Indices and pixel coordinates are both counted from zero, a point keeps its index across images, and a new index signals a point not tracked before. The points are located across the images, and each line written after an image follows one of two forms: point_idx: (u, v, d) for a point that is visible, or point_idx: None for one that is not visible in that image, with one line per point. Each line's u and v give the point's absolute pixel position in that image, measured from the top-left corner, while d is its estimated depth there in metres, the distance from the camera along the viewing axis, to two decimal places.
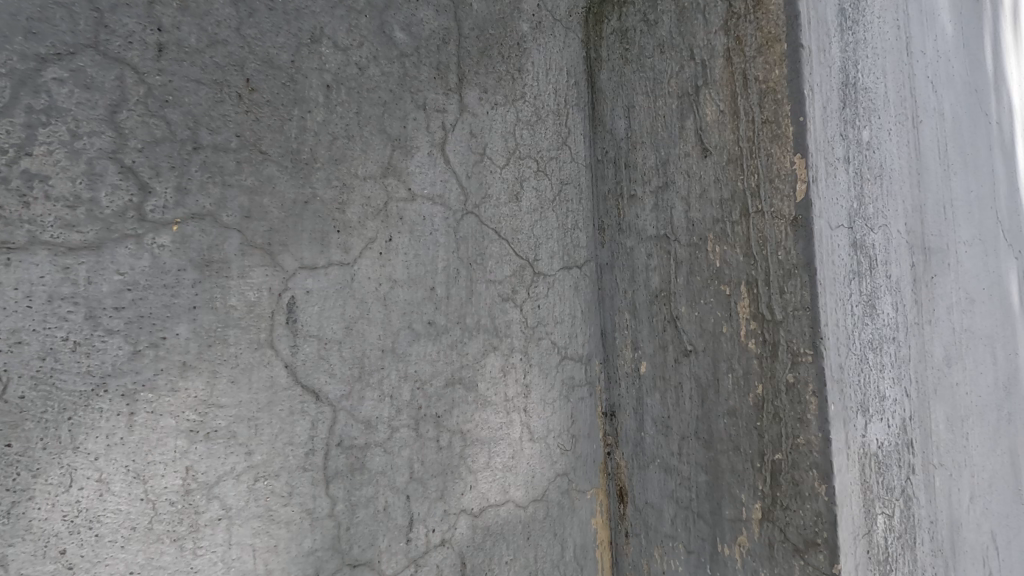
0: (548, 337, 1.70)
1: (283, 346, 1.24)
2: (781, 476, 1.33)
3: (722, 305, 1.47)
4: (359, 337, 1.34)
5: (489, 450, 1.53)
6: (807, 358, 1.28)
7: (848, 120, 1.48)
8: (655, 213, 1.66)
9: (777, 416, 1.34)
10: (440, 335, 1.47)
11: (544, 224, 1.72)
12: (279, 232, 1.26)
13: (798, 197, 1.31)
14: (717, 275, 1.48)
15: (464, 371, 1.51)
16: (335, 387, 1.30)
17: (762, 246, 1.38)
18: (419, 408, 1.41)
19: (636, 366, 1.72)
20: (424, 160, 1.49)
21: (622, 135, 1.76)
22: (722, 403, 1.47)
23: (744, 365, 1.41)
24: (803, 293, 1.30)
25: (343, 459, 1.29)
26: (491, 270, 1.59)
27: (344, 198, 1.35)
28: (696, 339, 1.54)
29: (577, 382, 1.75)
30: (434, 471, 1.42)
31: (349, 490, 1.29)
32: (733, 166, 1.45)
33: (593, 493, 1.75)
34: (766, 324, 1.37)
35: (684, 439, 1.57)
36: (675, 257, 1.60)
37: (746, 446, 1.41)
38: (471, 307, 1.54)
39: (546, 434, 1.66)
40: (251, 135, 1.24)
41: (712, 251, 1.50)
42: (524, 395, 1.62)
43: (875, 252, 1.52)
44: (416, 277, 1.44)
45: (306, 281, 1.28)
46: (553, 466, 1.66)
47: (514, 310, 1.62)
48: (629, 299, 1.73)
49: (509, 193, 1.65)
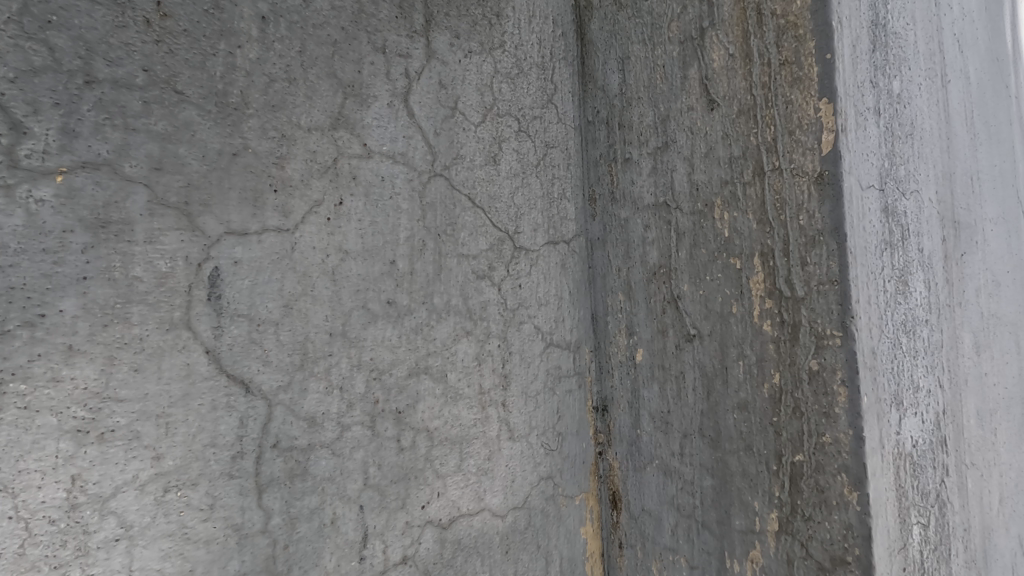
0: (530, 321, 1.49)
1: (203, 328, 1.02)
2: (802, 481, 1.12)
3: (731, 281, 1.26)
4: (301, 318, 1.12)
5: (461, 451, 1.32)
6: (834, 341, 1.08)
7: (877, 66, 1.27)
8: (653, 179, 1.45)
9: (797, 410, 1.13)
10: (402, 317, 1.25)
11: (526, 192, 1.51)
12: (199, 189, 1.03)
13: (824, 149, 1.10)
14: (726, 246, 1.27)
15: (432, 360, 1.29)
16: (271, 376, 1.08)
17: (780, 211, 1.17)
18: (376, 403, 1.20)
19: (631, 354, 1.51)
20: (383, 111, 1.27)
21: (615, 91, 1.55)
22: (732, 395, 1.26)
23: (758, 351, 1.21)
24: (830, 264, 1.09)
25: (282, 463, 1.08)
26: (464, 242, 1.37)
27: (283, 152, 1.13)
28: (700, 322, 1.33)
29: (565, 372, 1.55)
30: (394, 477, 1.21)
31: (287, 500, 1.08)
32: (745, 118, 1.24)
33: (582, 499, 1.55)
34: (784, 302, 1.16)
35: (686, 436, 1.36)
36: (677, 228, 1.39)
37: (760, 446, 1.20)
38: (439, 285, 1.32)
39: (528, 432, 1.45)
40: (162, 71, 1.01)
41: (719, 219, 1.29)
42: (503, 387, 1.41)
43: (907, 220, 1.32)
44: (372, 249, 1.22)
45: (234, 250, 1.06)
46: (536, 468, 1.46)
47: (490, 289, 1.41)
48: (624, 278, 1.53)
49: (485, 155, 1.43)
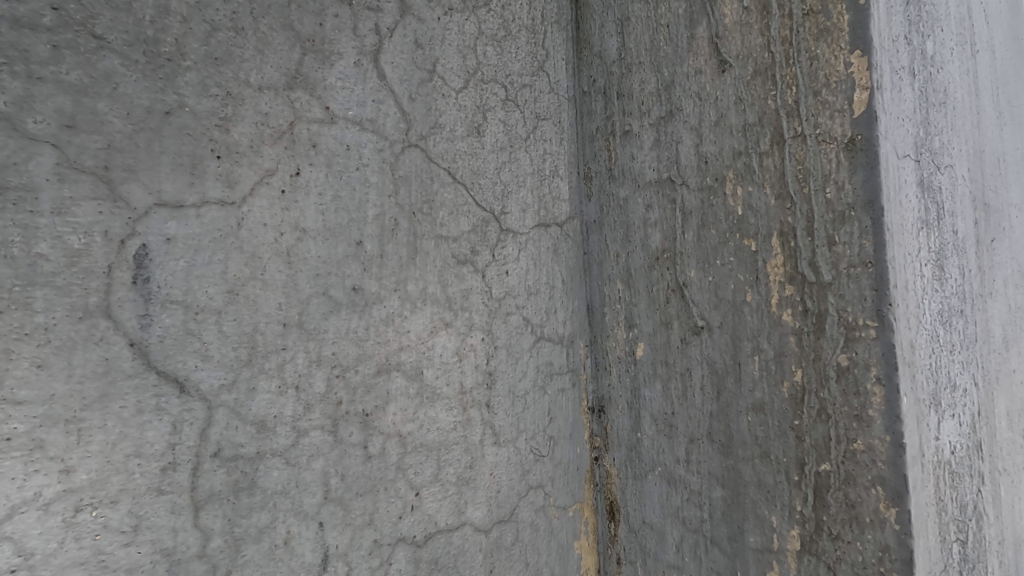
0: (518, 312, 1.33)
1: (125, 317, 0.85)
2: (828, 495, 0.97)
3: (745, 265, 1.11)
4: (250, 305, 0.97)
5: (438, 459, 1.17)
6: (868, 333, 0.93)
7: (912, 22, 1.12)
8: (655, 153, 1.29)
9: (823, 412, 0.98)
10: (369, 307, 1.10)
11: (514, 167, 1.35)
12: (122, 152, 0.87)
13: (857, 110, 0.94)
14: (739, 226, 1.12)
15: (405, 356, 1.13)
16: (212, 373, 0.92)
17: (802, 183, 1.02)
18: (339, 404, 1.04)
19: (630, 349, 1.36)
20: (349, 71, 1.11)
21: (613, 57, 1.39)
22: (745, 395, 1.11)
23: (777, 344, 1.06)
24: (863, 244, 0.94)
25: (224, 476, 0.92)
26: (443, 222, 1.22)
27: (228, 112, 0.97)
28: (709, 312, 1.18)
29: (557, 369, 1.40)
30: (359, 489, 1.05)
31: (230, 519, 0.92)
32: (761, 80, 1.08)
33: (576, 510, 1.40)
34: (808, 288, 1.00)
35: (692, 441, 1.21)
36: (682, 206, 1.23)
37: (778, 453, 1.05)
38: (414, 270, 1.16)
39: (515, 436, 1.30)
40: (77, 11, 0.85)
41: (731, 196, 1.14)
42: (488, 386, 1.26)
43: (942, 198, 1.17)
44: (335, 228, 1.07)
45: (166, 225, 0.90)
46: (525, 476, 1.31)
47: (473, 275, 1.26)
48: (622, 264, 1.38)
49: (467, 125, 1.28)
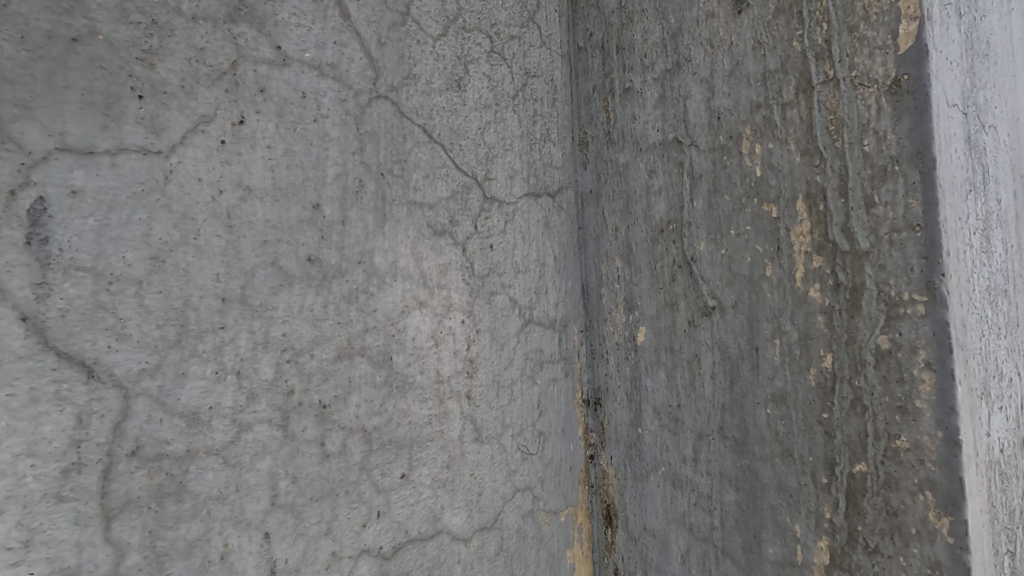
0: (504, 291, 1.18)
1: (14, 285, 0.69)
2: (864, 501, 0.83)
3: (765, 234, 0.96)
4: (180, 276, 0.81)
5: (410, 458, 1.01)
6: (915, 309, 0.78)
7: None
8: (660, 111, 1.14)
9: (859, 403, 0.84)
10: (328, 282, 0.94)
11: (499, 128, 1.20)
12: (14, 84, 0.71)
13: (903, 46, 0.79)
14: (757, 190, 0.97)
15: (371, 339, 0.98)
16: (129, 356, 0.76)
17: (835, 135, 0.87)
18: (290, 394, 0.89)
19: (630, 334, 1.21)
20: (306, 6, 0.95)
21: (613, 7, 1.24)
22: (763, 385, 0.96)
23: (803, 325, 0.91)
24: (909, 204, 0.79)
25: (145, 479, 0.76)
26: (417, 186, 1.06)
27: (153, 44, 0.81)
28: (721, 290, 1.03)
29: (547, 357, 1.25)
30: (315, 494, 0.90)
31: (151, 531, 0.76)
32: (786, 18, 0.93)
33: (569, 515, 1.26)
34: (841, 259, 0.86)
35: (701, 438, 1.06)
36: (690, 170, 1.08)
37: (803, 452, 0.90)
38: (381, 240, 1.01)
39: (500, 432, 1.15)
40: None
41: (748, 155, 0.99)
42: (468, 374, 1.11)
43: (987, 161, 1.02)
44: (287, 187, 0.91)
45: (71, 175, 0.74)
46: (510, 478, 1.16)
47: (452, 248, 1.10)
48: (622, 239, 1.23)
49: (446, 78, 1.12)
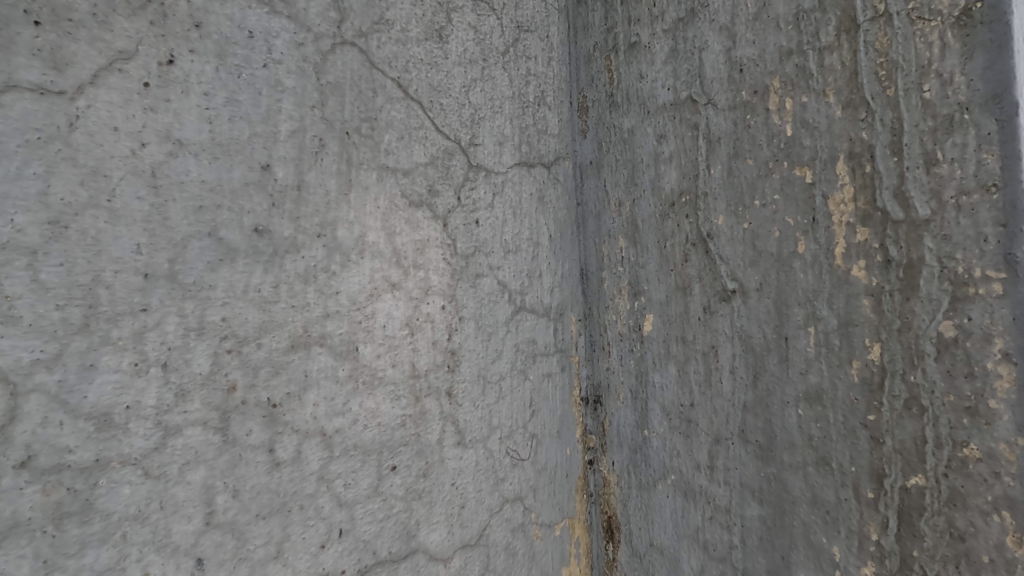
0: (491, 273, 1.04)
1: None
2: (921, 521, 0.69)
3: (797, 204, 0.81)
4: (88, 246, 0.65)
5: (379, 466, 0.87)
6: (989, 289, 0.64)
7: None
8: (671, 67, 0.99)
9: (915, 404, 0.69)
10: (281, 258, 0.79)
11: (487, 88, 1.05)
12: None
13: None
14: (787, 151, 0.83)
15: (333, 326, 0.83)
16: (18, 344, 0.60)
17: (886, 82, 0.72)
18: (232, 391, 0.74)
19: (635, 324, 1.07)
20: None
21: None
22: (794, 381, 0.82)
23: (843, 310, 0.76)
24: (982, 160, 0.65)
25: (38, 497, 0.60)
26: (389, 149, 0.91)
27: None
28: (742, 270, 0.88)
29: (541, 349, 1.10)
30: (262, 511, 0.75)
31: (46, 562, 0.61)
32: None
33: (565, 527, 1.11)
34: (892, 229, 0.71)
35: (717, 442, 0.92)
36: (707, 132, 0.94)
37: (843, 461, 0.76)
38: (346, 210, 0.86)
39: (486, 434, 1.00)
40: None
41: (777, 112, 0.84)
42: (449, 369, 0.96)
43: None
44: (229, 143, 0.76)
45: None
46: (498, 487, 1.01)
47: (431, 223, 0.96)
48: (626, 215, 1.08)
49: (425, 26, 0.97)
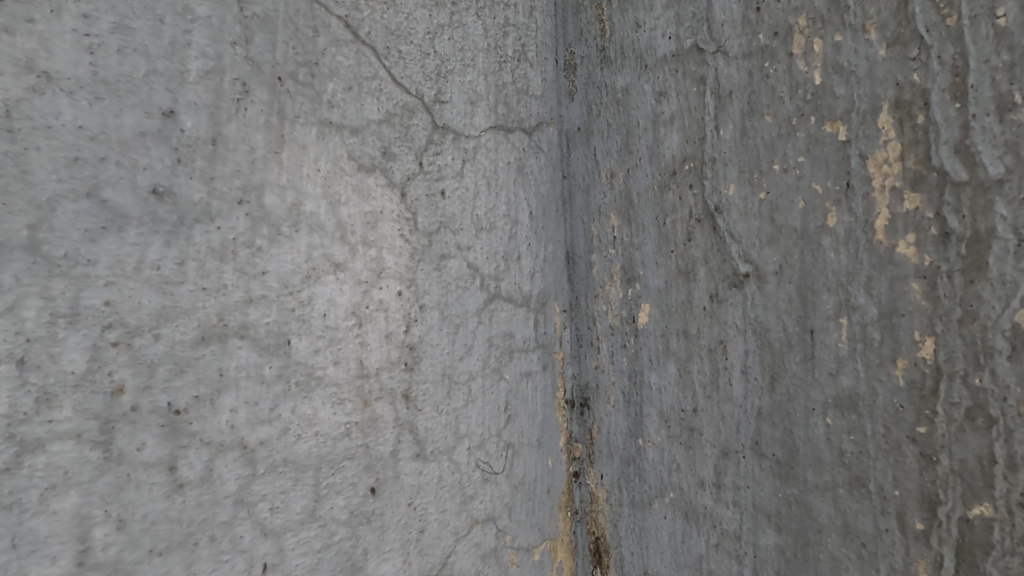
0: (460, 254, 0.88)
1: None
2: (988, 561, 0.55)
3: (827, 167, 0.67)
4: None
5: (317, 486, 0.71)
6: None
7: None
8: (674, 11, 0.84)
9: (982, 413, 0.56)
10: (188, 228, 0.63)
11: (457, 37, 0.89)
12: None
13: None
14: (815, 103, 0.68)
15: (258, 313, 0.68)
16: None
17: (947, 9, 0.58)
18: (118, 395, 0.58)
19: (628, 314, 0.92)
20: None
21: None
22: (821, 385, 0.67)
23: (886, 296, 0.62)
24: None
25: None
26: (334, 101, 0.76)
27: None
28: (757, 250, 0.74)
29: (519, 343, 0.95)
30: (159, 546, 0.60)
31: None
32: None
33: (546, 550, 0.97)
34: (952, 194, 0.57)
35: (725, 454, 0.77)
36: (715, 86, 0.78)
37: (884, 484, 0.62)
38: (276, 172, 0.70)
39: (452, 445, 0.85)
40: None
41: (803, 56, 0.69)
42: (406, 367, 0.81)
43: None
44: (117, 80, 0.60)
45: None
46: (465, 507, 0.86)
47: (386, 192, 0.80)
48: (619, 189, 0.93)
49: None
